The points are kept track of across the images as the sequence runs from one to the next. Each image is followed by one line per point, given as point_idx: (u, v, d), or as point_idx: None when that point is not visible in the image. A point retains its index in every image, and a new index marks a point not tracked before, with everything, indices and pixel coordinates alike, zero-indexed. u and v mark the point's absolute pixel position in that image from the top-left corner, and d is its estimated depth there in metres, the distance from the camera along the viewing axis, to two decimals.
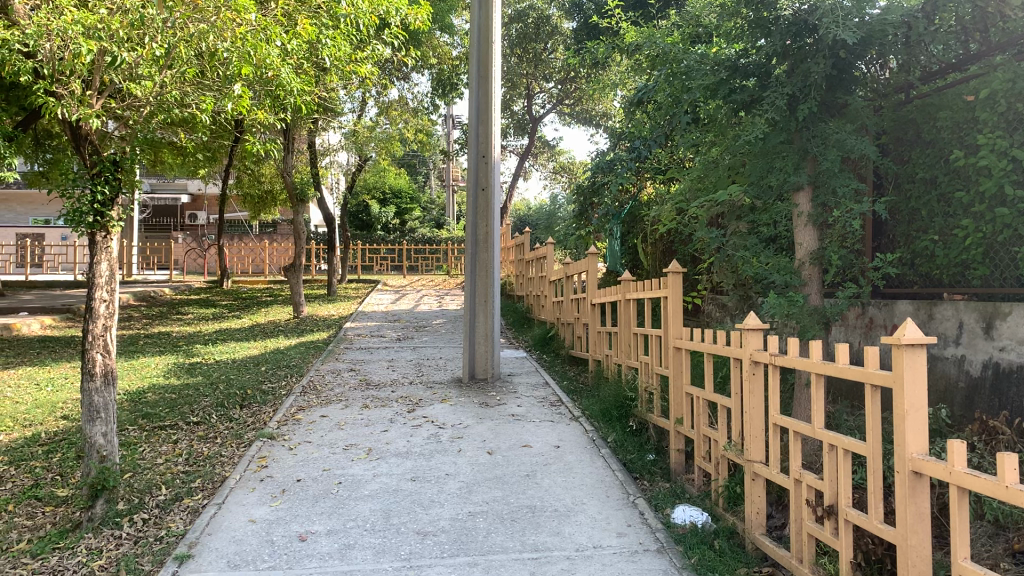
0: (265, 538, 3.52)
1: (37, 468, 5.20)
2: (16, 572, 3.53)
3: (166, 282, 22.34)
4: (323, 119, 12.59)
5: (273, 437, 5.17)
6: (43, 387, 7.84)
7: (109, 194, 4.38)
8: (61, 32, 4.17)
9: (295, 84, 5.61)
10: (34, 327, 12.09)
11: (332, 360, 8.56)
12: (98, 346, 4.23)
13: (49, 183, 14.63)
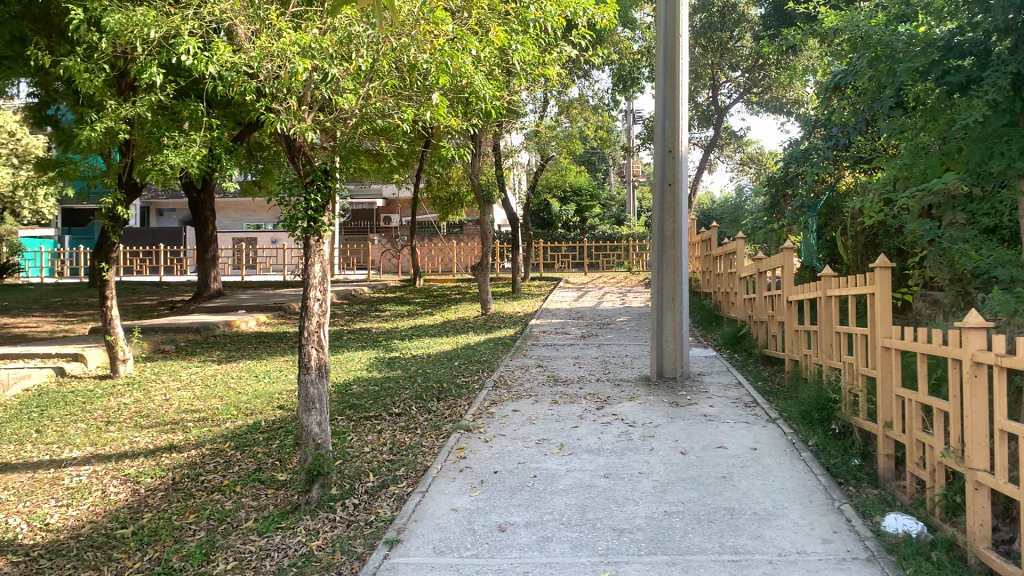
0: (467, 527, 3.67)
1: (259, 452, 5.69)
2: (246, 548, 3.91)
3: (363, 281, 23.64)
4: (508, 121, 12.92)
5: (469, 430, 5.38)
6: (259, 379, 8.55)
7: (321, 201, 4.70)
8: (280, 53, 4.64)
9: (487, 90, 5.78)
10: (251, 324, 13.21)
11: (522, 356, 8.77)
12: (313, 341, 4.57)
13: (263, 192, 15.88)
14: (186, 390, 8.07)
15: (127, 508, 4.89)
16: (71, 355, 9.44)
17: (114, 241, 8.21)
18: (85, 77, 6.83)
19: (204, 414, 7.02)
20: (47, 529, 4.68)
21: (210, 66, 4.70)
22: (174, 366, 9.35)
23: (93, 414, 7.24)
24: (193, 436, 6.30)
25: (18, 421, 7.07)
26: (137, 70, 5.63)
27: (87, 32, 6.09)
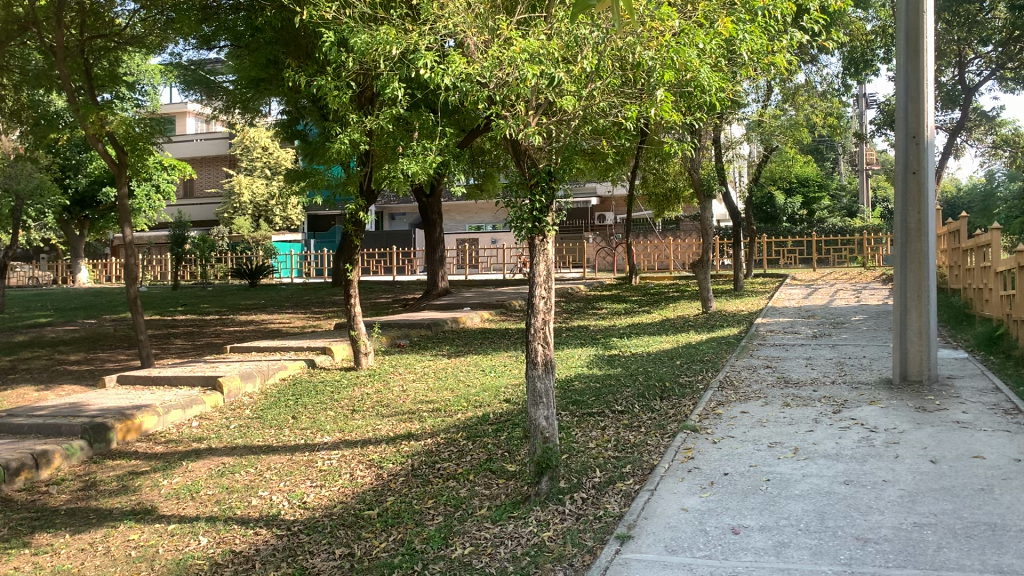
0: (699, 528, 3.63)
1: (490, 443, 5.93)
2: (481, 534, 4.10)
3: (579, 279, 23.88)
4: (728, 113, 12.59)
5: (696, 430, 5.31)
6: (487, 373, 8.90)
7: (545, 202, 4.81)
8: (510, 61, 4.88)
9: (714, 84, 5.66)
10: (475, 320, 13.78)
11: (748, 356, 8.51)
12: (539, 338, 4.68)
13: (487, 193, 16.47)
14: (420, 382, 8.57)
15: (373, 491, 5.28)
16: (320, 348, 10.30)
17: (355, 244, 8.85)
18: (332, 94, 7.44)
19: (437, 404, 7.42)
20: (304, 507, 5.16)
21: (446, 78, 5.01)
22: (409, 360, 9.95)
23: (340, 403, 7.87)
24: (428, 425, 6.68)
25: (277, 408, 7.82)
26: (379, 85, 6.07)
27: (333, 52, 6.62)
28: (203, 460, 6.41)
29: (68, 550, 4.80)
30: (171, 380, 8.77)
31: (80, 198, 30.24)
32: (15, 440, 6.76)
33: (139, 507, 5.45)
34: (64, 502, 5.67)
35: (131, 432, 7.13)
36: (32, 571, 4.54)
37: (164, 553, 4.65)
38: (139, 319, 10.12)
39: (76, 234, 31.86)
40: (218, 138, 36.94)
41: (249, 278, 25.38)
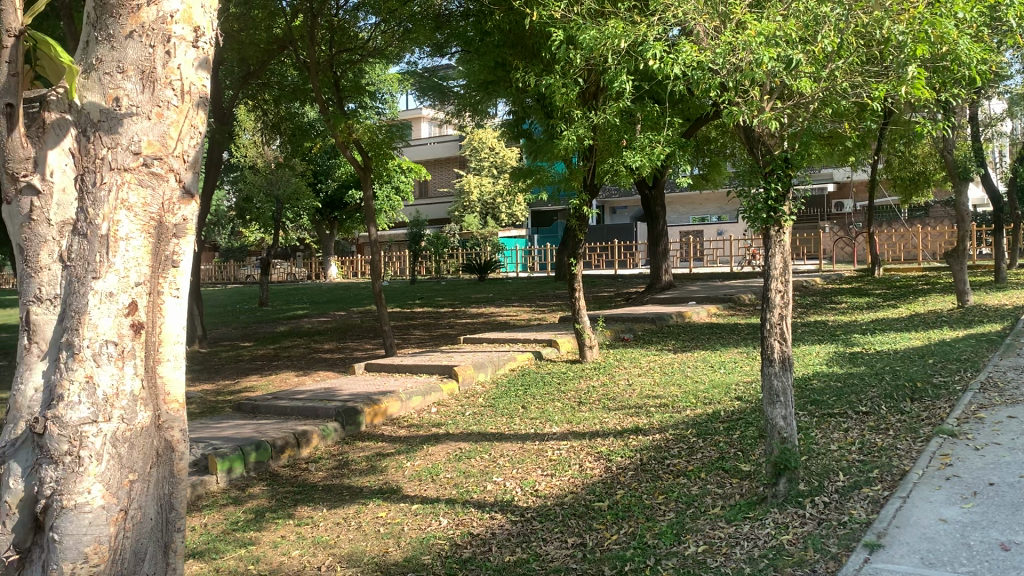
0: (961, 541, 3.36)
1: (722, 441, 5.78)
2: (716, 533, 4.02)
3: (813, 272, 22.65)
4: (987, 87, 11.42)
5: (954, 435, 4.87)
6: (716, 369, 8.68)
7: (782, 190, 4.61)
8: (746, 46, 4.74)
9: (974, 56, 5.17)
10: (703, 314, 13.48)
11: (1012, 355, 7.68)
12: (775, 334, 4.48)
13: (713, 183, 16.05)
14: (646, 376, 8.52)
15: (603, 483, 5.31)
16: (546, 340, 10.51)
17: (581, 240, 8.92)
18: (560, 91, 7.57)
19: (665, 400, 7.34)
20: (537, 494, 5.30)
21: (676, 67, 4.95)
22: (635, 353, 9.93)
23: (568, 395, 8.00)
24: (656, 421, 6.62)
25: (508, 397, 8.10)
26: (607, 79, 6.09)
27: (561, 51, 6.74)
28: (441, 444, 6.77)
29: (326, 523, 5.24)
30: (412, 368, 9.34)
31: (330, 201, 32.93)
32: (281, 420, 7.49)
33: (386, 486, 5.85)
34: (321, 479, 6.20)
35: (377, 416, 7.67)
36: (297, 540, 5.01)
37: (410, 531, 4.96)
38: (382, 311, 10.85)
39: (327, 233, 34.72)
40: (450, 140, 38.69)
41: (479, 272, 26.42)
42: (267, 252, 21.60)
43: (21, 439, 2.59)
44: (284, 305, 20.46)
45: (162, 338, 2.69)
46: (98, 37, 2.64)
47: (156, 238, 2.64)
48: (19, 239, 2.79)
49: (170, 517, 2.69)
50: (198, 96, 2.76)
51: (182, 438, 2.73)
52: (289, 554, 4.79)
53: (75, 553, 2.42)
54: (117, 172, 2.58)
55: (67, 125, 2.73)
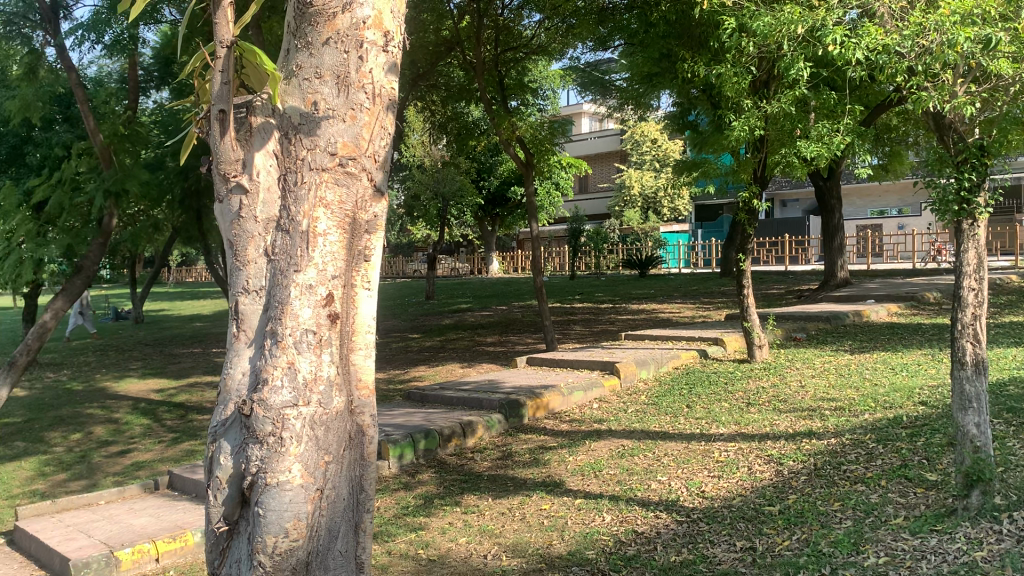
0: None
1: (905, 448, 5.44)
2: (898, 545, 3.84)
3: (1008, 269, 20.87)
4: None
5: None
6: (898, 372, 8.16)
7: (977, 180, 4.28)
8: (938, 26, 4.46)
9: None
10: (881, 313, 12.73)
11: None
12: (968, 335, 4.15)
13: (893, 174, 15.13)
14: (820, 378, 8.14)
15: (774, 487, 5.14)
16: (712, 339, 10.26)
17: (749, 235, 8.58)
18: (731, 81, 7.38)
19: (841, 403, 7.00)
20: (703, 496, 5.19)
21: (859, 52, 4.71)
22: (807, 354, 9.51)
23: (735, 395, 7.78)
24: (831, 424, 6.33)
25: (671, 396, 7.98)
26: (782, 68, 5.88)
27: (733, 39, 6.59)
28: (604, 440, 6.76)
29: (491, 513, 5.36)
30: (574, 363, 9.37)
31: (492, 197, 33.55)
32: (448, 410, 7.73)
33: (549, 479, 5.91)
34: (486, 469, 6.35)
35: (540, 409, 7.75)
36: (464, 527, 5.16)
37: (573, 525, 4.99)
38: (543, 306, 10.94)
39: (489, 230, 35.38)
40: (611, 135, 38.55)
41: (641, 268, 26.11)
42: (433, 248, 22.27)
43: (230, 419, 2.77)
44: (450, 299, 21.08)
45: (355, 326, 2.89)
46: (298, 45, 2.84)
47: (350, 235, 2.81)
48: (229, 235, 2.91)
49: (360, 498, 2.82)
50: (387, 99, 2.90)
51: (371, 423, 2.88)
52: (456, 541, 4.93)
53: (277, 527, 2.57)
54: (316, 171, 2.76)
55: (271, 128, 2.88)
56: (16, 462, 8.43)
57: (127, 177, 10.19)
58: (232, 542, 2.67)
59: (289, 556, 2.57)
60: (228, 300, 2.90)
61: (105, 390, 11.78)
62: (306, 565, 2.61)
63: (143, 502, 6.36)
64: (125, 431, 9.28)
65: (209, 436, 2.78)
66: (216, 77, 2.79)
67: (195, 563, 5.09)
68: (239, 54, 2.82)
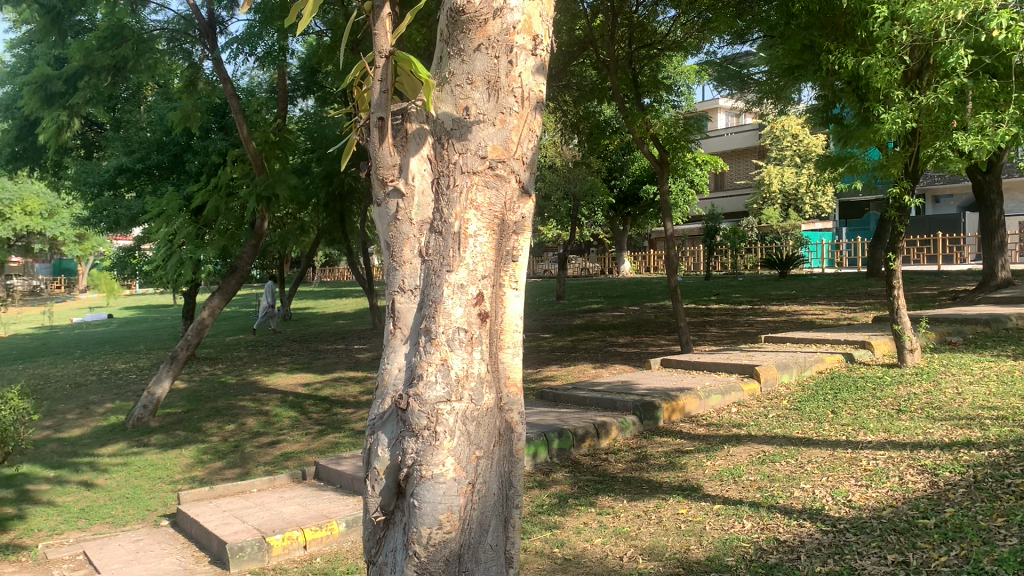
0: None
1: None
2: None
3: None
4: None
5: None
6: None
7: None
8: None
9: None
10: None
11: None
12: None
13: None
14: (980, 385, 7.63)
15: (928, 499, 4.86)
16: (859, 342, 9.80)
17: (900, 233, 8.14)
18: (881, 71, 6.97)
19: (1003, 412, 6.54)
20: (850, 505, 4.98)
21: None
22: (964, 359, 8.94)
23: (885, 401, 7.41)
24: (992, 435, 5.93)
25: (815, 402, 7.68)
26: (939, 57, 5.61)
27: (883, 27, 6.31)
28: (743, 446, 6.58)
29: (627, 515, 5.33)
30: (711, 366, 9.18)
31: (625, 197, 33.26)
32: (581, 411, 7.74)
33: (685, 484, 5.82)
34: (620, 471, 6.31)
35: (675, 412, 7.64)
36: (599, 528, 5.15)
37: (711, 530, 4.89)
38: (678, 306, 10.77)
39: (621, 229, 35.12)
40: (748, 130, 37.50)
41: (780, 268, 25.23)
42: (564, 248, 22.31)
43: (387, 414, 2.87)
44: (582, 299, 21.10)
45: (504, 326, 2.94)
46: (450, 53, 2.93)
47: (499, 236, 2.86)
48: (387, 236, 3.05)
49: (509, 494, 2.84)
50: (535, 102, 2.94)
51: (520, 420, 2.92)
52: (592, 541, 4.93)
53: (431, 519, 2.62)
54: (467, 175, 2.84)
55: (425, 134, 2.99)
56: (178, 450, 9.04)
57: (277, 182, 10.72)
58: (388, 531, 2.76)
59: (443, 547, 2.61)
60: (386, 299, 3.04)
61: (256, 383, 12.46)
62: (458, 557, 2.64)
63: (291, 490, 6.69)
64: (274, 423, 9.79)
65: (368, 430, 2.91)
66: (376, 86, 2.95)
67: (339, 550, 5.30)
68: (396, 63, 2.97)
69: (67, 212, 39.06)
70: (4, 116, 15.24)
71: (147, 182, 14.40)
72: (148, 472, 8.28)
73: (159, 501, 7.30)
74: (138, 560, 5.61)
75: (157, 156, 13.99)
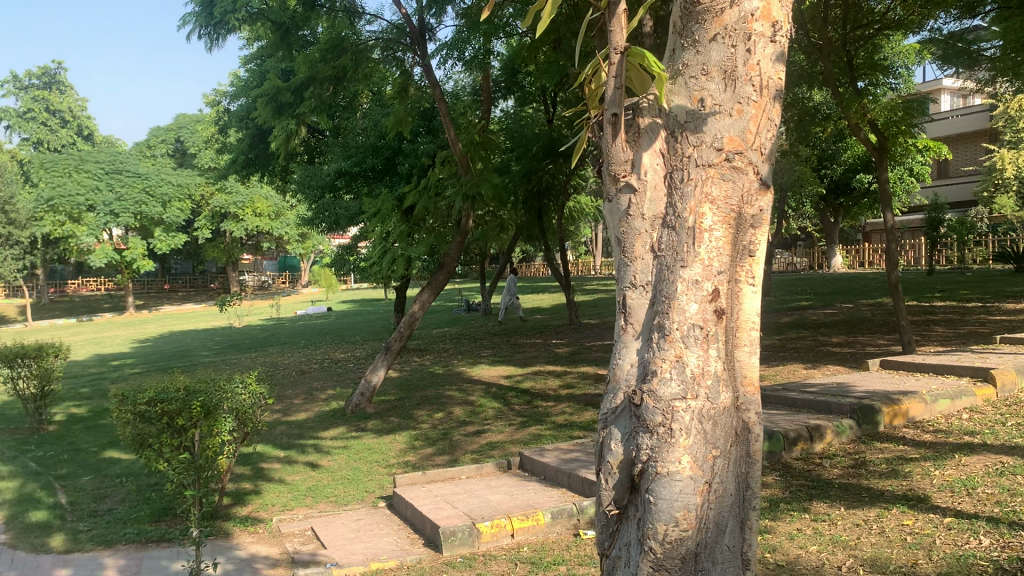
0: None
1: None
2: None
3: None
4: None
5: None
6: None
7: None
8: None
9: None
10: None
11: None
12: None
13: None
14: None
15: None
16: None
17: None
18: None
19: None
20: None
21: None
22: None
23: None
24: None
25: None
26: None
27: None
28: (977, 455, 6.04)
29: (844, 523, 5.04)
30: (938, 369, 8.50)
31: (836, 186, 31.46)
32: (792, 412, 7.41)
33: (910, 493, 5.42)
34: (836, 476, 5.98)
35: (897, 417, 7.14)
36: (814, 535, 4.91)
37: (942, 545, 4.53)
38: (899, 304, 10.04)
39: (831, 222, 33.28)
40: (978, 111, 34.32)
41: (1015, 261, 22.88)
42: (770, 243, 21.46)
43: (620, 409, 2.90)
44: (789, 295, 20.19)
45: (741, 323, 2.84)
46: (684, 45, 2.93)
47: (735, 230, 2.79)
48: (618, 231, 3.14)
49: (746, 496, 2.77)
50: (774, 90, 2.86)
51: (758, 421, 2.83)
52: (806, 548, 4.71)
53: (667, 516, 2.60)
54: (702, 168, 2.80)
55: (658, 128, 2.98)
56: (392, 435, 9.57)
57: (481, 181, 10.95)
58: (622, 525, 2.79)
59: (680, 545, 2.59)
60: (617, 294, 3.12)
61: (462, 374, 12.94)
62: (695, 556, 2.60)
63: (498, 479, 6.90)
64: (479, 413, 10.13)
65: (601, 424, 2.98)
66: (609, 82, 3.04)
67: (546, 541, 5.38)
68: (629, 59, 3.05)
69: (291, 213, 42.38)
70: (239, 126, 16.67)
71: (363, 185, 15.31)
72: (366, 455, 8.83)
73: (376, 483, 7.76)
74: (360, 538, 6.01)
75: (372, 159, 14.86)
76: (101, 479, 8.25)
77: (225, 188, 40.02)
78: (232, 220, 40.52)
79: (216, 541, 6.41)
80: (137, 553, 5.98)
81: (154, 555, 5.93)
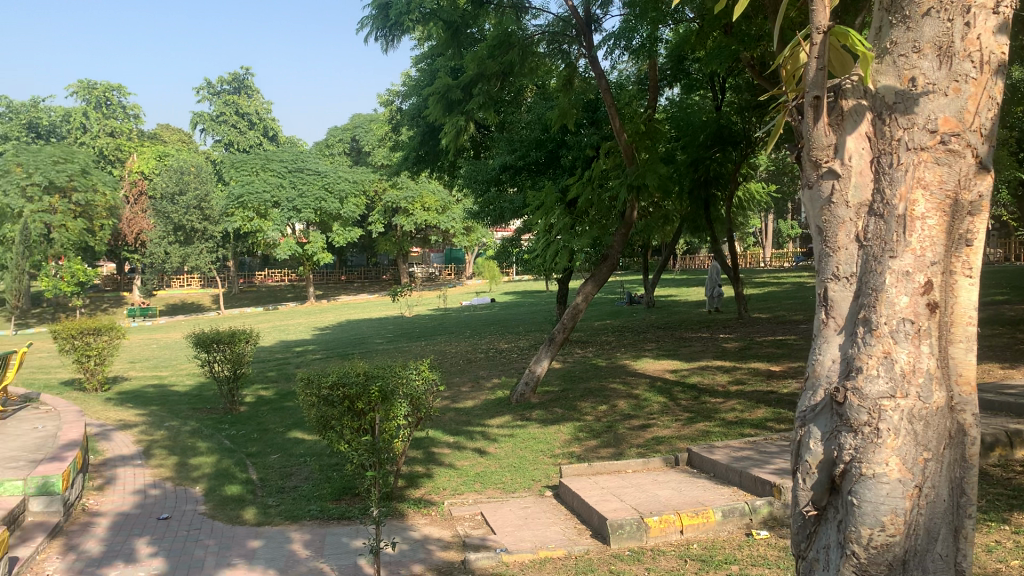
0: None
1: None
2: None
3: None
4: None
5: None
6: None
7: None
8: None
9: None
10: None
11: None
12: None
13: None
14: None
15: None
16: None
17: None
18: None
19: None
20: None
21: None
22: None
23: None
24: None
25: None
26: None
27: None
28: None
29: None
30: None
31: None
32: (988, 415, 6.86)
33: None
34: None
35: None
36: (1015, 548, 4.52)
37: None
38: None
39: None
40: None
41: None
42: None
43: (820, 406, 2.77)
44: (981, 287, 18.69)
45: (956, 317, 2.69)
46: (893, 21, 2.80)
47: (950, 217, 2.64)
48: (819, 220, 2.95)
49: (960, 502, 2.60)
50: (996, 65, 2.67)
51: (975, 423, 2.66)
52: (1007, 563, 4.35)
53: (872, 519, 2.49)
54: (914, 151, 2.67)
55: (864, 110, 2.84)
56: (557, 426, 9.64)
57: (647, 171, 10.70)
58: (820, 527, 2.68)
59: (887, 551, 2.46)
60: (817, 286, 2.96)
61: (627, 367, 12.85)
62: (902, 563, 2.48)
63: (666, 474, 6.80)
64: (645, 407, 10.02)
65: (799, 421, 2.86)
66: (811, 65, 2.91)
67: (717, 539, 5.25)
68: (832, 40, 2.92)
69: (457, 207, 43.50)
70: (410, 124, 17.28)
71: (528, 177, 15.49)
72: (532, 444, 8.95)
73: (542, 473, 7.85)
74: (528, 526, 6.10)
75: (536, 152, 14.94)
76: (287, 458, 8.82)
77: (397, 184, 41.71)
78: (402, 214, 42.14)
79: (393, 522, 6.70)
80: (321, 529, 6.34)
81: (336, 532, 6.27)
